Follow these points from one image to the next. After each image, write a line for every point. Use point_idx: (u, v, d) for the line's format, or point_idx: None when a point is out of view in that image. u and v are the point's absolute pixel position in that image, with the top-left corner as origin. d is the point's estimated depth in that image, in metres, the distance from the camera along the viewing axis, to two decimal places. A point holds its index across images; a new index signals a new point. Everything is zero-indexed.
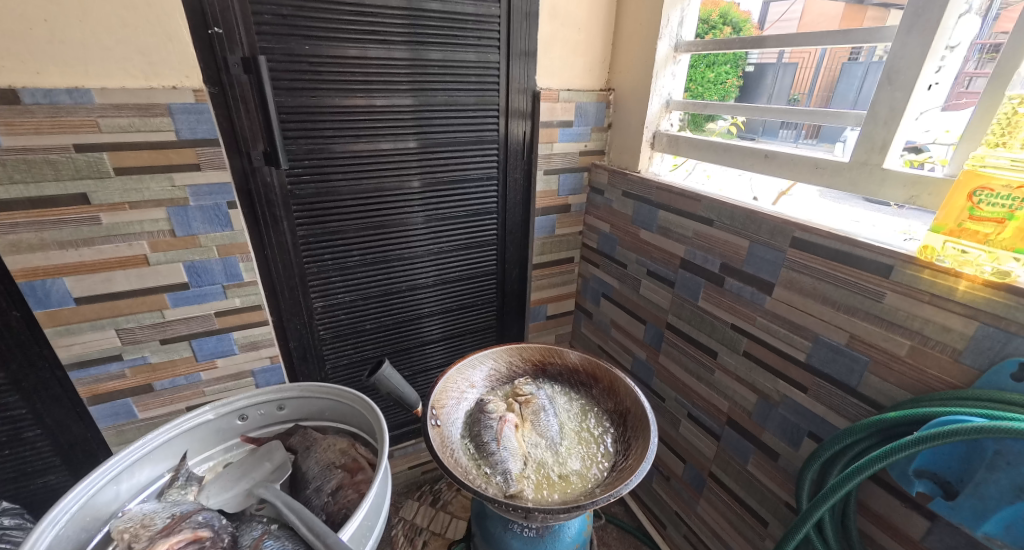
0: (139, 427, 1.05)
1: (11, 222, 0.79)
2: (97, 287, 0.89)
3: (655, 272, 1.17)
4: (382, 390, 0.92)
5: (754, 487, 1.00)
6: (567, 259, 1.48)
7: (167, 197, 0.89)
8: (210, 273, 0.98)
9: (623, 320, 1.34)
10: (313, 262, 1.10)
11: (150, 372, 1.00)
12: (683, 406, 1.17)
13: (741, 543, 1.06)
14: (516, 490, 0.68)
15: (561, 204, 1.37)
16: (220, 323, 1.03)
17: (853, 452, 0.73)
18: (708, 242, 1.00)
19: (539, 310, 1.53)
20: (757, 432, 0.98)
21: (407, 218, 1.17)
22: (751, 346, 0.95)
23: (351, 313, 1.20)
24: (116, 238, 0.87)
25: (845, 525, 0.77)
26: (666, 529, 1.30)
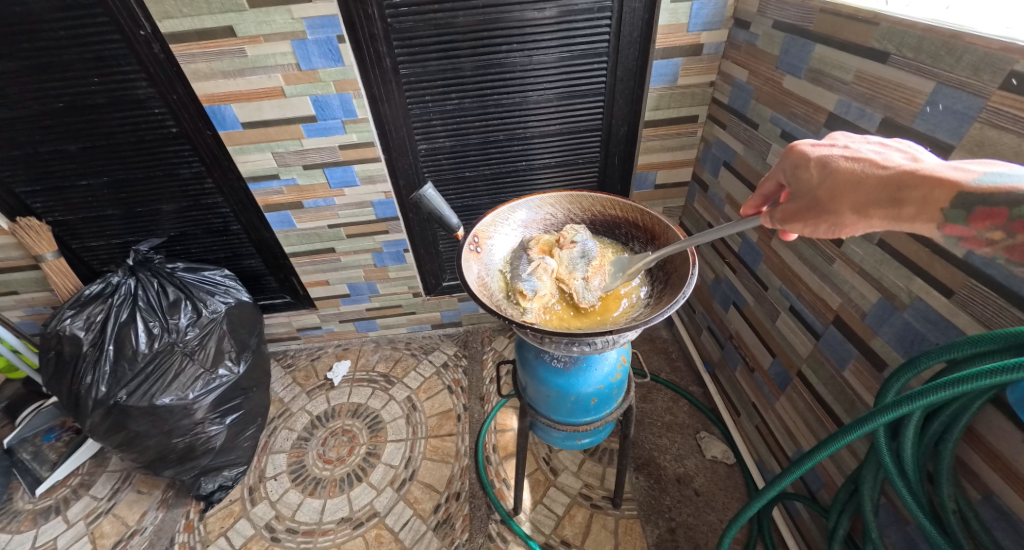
0: (298, 234, 1.42)
1: (190, 53, 1.04)
2: (253, 114, 1.15)
3: (790, 133, 0.94)
4: (423, 210, 0.84)
5: (843, 394, 0.87)
6: (688, 119, 1.25)
7: (290, 30, 1.03)
8: (330, 107, 1.15)
9: (739, 194, 1.15)
10: (415, 104, 1.16)
11: (300, 191, 1.31)
12: (785, 297, 1.02)
13: (813, 444, 0.98)
14: (529, 315, 0.69)
15: (690, 43, 1.11)
16: (343, 155, 1.24)
17: (954, 370, 0.60)
18: (872, 89, 0.74)
19: (646, 177, 1.38)
20: (865, 337, 0.81)
21: (507, 57, 1.11)
22: (889, 234, 0.74)
23: (452, 158, 1.27)
24: (259, 70, 1.08)
25: (938, 449, 0.65)
26: (739, 416, 1.29)
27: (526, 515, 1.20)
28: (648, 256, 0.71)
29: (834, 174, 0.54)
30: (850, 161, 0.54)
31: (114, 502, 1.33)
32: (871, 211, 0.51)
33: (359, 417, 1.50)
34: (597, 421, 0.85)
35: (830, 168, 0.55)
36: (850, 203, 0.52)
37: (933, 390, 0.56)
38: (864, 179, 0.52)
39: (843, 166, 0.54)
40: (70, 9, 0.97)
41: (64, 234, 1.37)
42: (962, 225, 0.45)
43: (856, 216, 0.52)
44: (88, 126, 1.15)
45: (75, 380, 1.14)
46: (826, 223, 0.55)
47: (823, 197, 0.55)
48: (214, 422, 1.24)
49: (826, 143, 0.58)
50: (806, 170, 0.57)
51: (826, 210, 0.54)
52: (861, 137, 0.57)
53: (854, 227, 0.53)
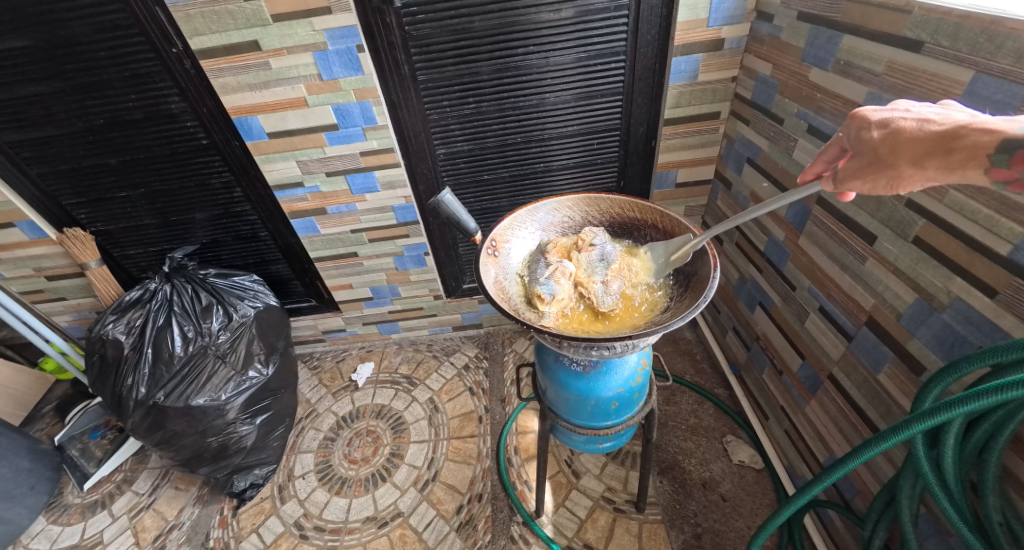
0: (322, 240, 1.45)
1: (219, 68, 1.08)
2: (278, 125, 1.19)
3: (818, 127, 0.91)
4: (442, 215, 0.85)
5: (878, 398, 0.84)
6: (710, 116, 1.23)
7: (312, 42, 1.05)
8: (351, 115, 1.17)
9: (764, 192, 1.12)
10: (434, 109, 1.18)
11: (324, 198, 1.35)
12: (815, 298, 0.98)
13: (846, 449, 0.94)
14: (547, 319, 0.69)
15: (711, 38, 1.08)
16: (364, 161, 1.27)
17: (999, 375, 0.57)
18: (906, 79, 0.71)
19: (666, 176, 1.35)
20: (901, 339, 0.78)
21: (524, 60, 1.11)
22: (926, 231, 0.70)
23: (471, 161, 1.28)
24: (283, 81, 1.11)
25: (983, 458, 0.61)
26: (767, 420, 1.25)
27: (548, 518, 1.20)
28: (694, 236, 0.69)
29: (893, 132, 0.51)
30: (911, 118, 0.51)
31: (154, 497, 1.40)
32: (927, 160, 0.48)
33: (383, 418, 1.52)
34: (618, 425, 0.84)
35: (890, 125, 0.52)
36: (907, 156, 0.49)
37: (975, 396, 0.53)
38: (922, 133, 0.49)
39: (903, 123, 0.51)
40: (108, 30, 1.02)
41: (106, 243, 1.44)
42: (1004, 169, 0.43)
43: (911, 168, 0.49)
44: (126, 140, 1.21)
45: (117, 381, 1.20)
46: (885, 177, 0.52)
47: (882, 152, 0.52)
48: (245, 422, 1.28)
49: (891, 107, 0.55)
50: (865, 130, 0.55)
51: (885, 165, 0.51)
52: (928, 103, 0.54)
53: (911, 181, 0.50)
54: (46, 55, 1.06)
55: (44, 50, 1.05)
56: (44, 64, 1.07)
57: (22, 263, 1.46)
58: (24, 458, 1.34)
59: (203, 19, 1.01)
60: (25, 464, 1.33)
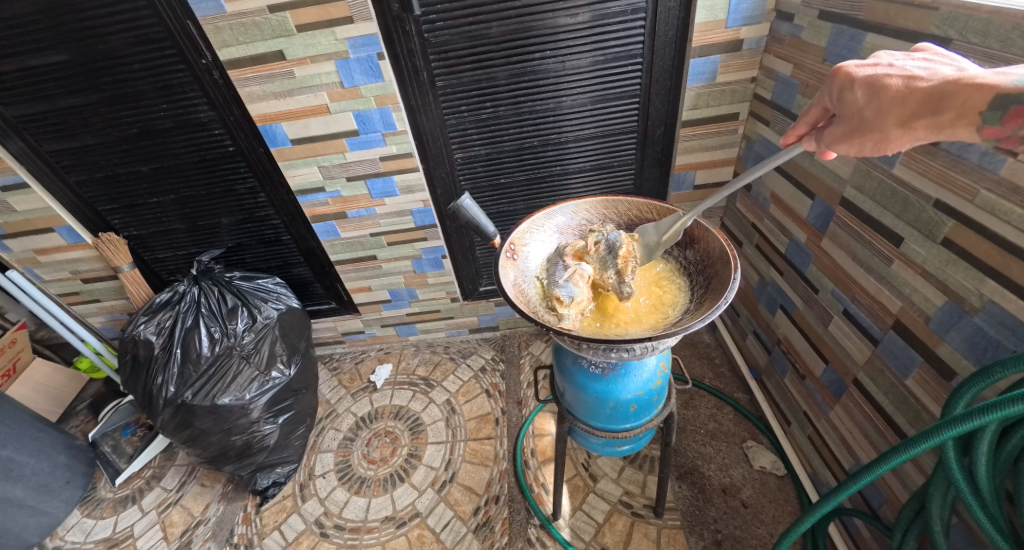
0: (343, 243, 1.49)
1: (245, 78, 1.12)
2: (301, 131, 1.22)
3: None
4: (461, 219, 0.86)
5: (906, 404, 0.82)
6: (729, 117, 1.22)
7: (334, 51, 1.08)
8: (371, 121, 1.20)
9: (785, 193, 1.10)
10: (452, 114, 1.20)
11: (344, 202, 1.38)
12: (838, 300, 0.96)
13: (872, 456, 0.91)
14: (565, 321, 0.69)
15: (729, 39, 1.08)
16: (384, 166, 1.29)
17: None
18: None
19: (684, 178, 1.34)
20: (930, 343, 0.75)
21: (540, 64, 1.11)
22: (955, 232, 0.69)
23: (488, 165, 1.30)
24: (306, 90, 1.15)
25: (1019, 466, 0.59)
26: (790, 426, 1.23)
27: (565, 521, 1.20)
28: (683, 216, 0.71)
29: (878, 91, 0.52)
30: (896, 75, 0.51)
31: (182, 493, 1.44)
32: (915, 120, 0.49)
33: (401, 419, 1.54)
34: (637, 428, 0.84)
35: (875, 84, 0.52)
36: (894, 117, 0.50)
37: (1010, 402, 0.52)
38: (910, 92, 0.49)
39: (888, 81, 0.51)
40: (142, 43, 1.07)
41: (138, 247, 1.50)
42: (997, 126, 0.44)
43: (900, 130, 0.50)
44: (157, 148, 1.26)
45: (148, 381, 1.25)
46: (873, 140, 0.53)
47: (868, 115, 0.53)
48: (268, 422, 1.31)
49: (872, 61, 0.54)
50: (848, 91, 0.54)
51: (873, 127, 0.52)
52: (907, 52, 0.54)
53: (901, 141, 0.51)
54: (85, 69, 1.11)
55: (82, 64, 1.10)
56: (82, 77, 1.12)
57: (59, 267, 1.53)
58: (61, 453, 1.40)
59: (231, 31, 1.05)
60: (62, 460, 1.39)
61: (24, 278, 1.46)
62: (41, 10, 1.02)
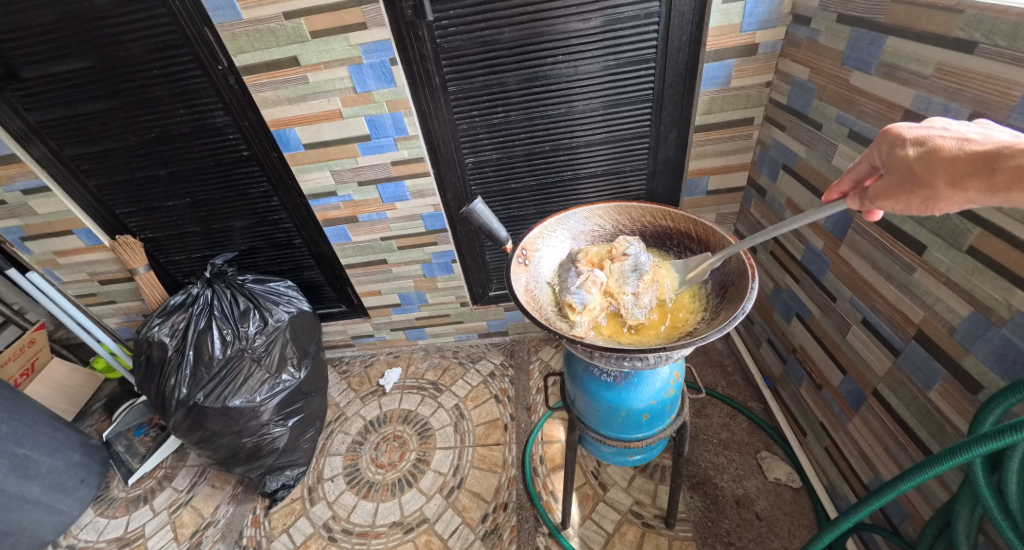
0: (353, 247, 1.49)
1: (260, 83, 1.13)
2: (314, 136, 1.23)
3: (860, 132, 0.88)
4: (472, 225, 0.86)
5: (929, 417, 0.79)
6: (743, 122, 1.20)
7: (347, 56, 1.09)
8: (384, 126, 1.21)
9: (802, 199, 1.08)
10: (463, 119, 1.20)
11: (356, 206, 1.39)
12: (857, 309, 0.94)
13: (893, 470, 0.89)
14: (577, 328, 0.69)
15: (743, 43, 1.06)
16: (395, 170, 1.30)
17: None
18: (958, 82, 0.67)
19: (697, 183, 1.33)
20: (954, 355, 0.73)
21: (552, 69, 1.11)
22: (982, 240, 0.66)
23: (498, 170, 1.30)
24: (319, 95, 1.16)
25: None
26: (805, 437, 1.20)
27: (575, 530, 1.18)
28: (712, 256, 0.70)
29: (930, 149, 0.49)
30: (949, 137, 0.49)
31: (192, 494, 1.45)
32: (966, 180, 0.46)
33: (410, 424, 1.54)
34: (649, 438, 0.83)
35: (927, 143, 0.50)
36: (944, 174, 0.47)
37: None
38: (961, 154, 0.47)
39: (941, 141, 0.49)
40: (161, 50, 1.09)
41: (154, 249, 1.53)
42: None
43: (949, 187, 0.47)
44: (174, 152, 1.28)
45: (161, 382, 1.26)
46: (919, 196, 0.49)
47: (917, 171, 0.50)
48: (278, 424, 1.32)
49: (925, 125, 0.53)
50: (898, 148, 0.52)
51: (920, 183, 0.49)
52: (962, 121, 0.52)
53: (949, 201, 0.47)
54: (105, 75, 1.13)
55: (104, 70, 1.12)
56: (103, 83, 1.15)
57: (77, 268, 1.56)
58: (76, 452, 1.42)
59: (247, 37, 1.06)
60: (77, 458, 1.41)
61: (43, 280, 1.49)
62: (65, 18, 1.04)
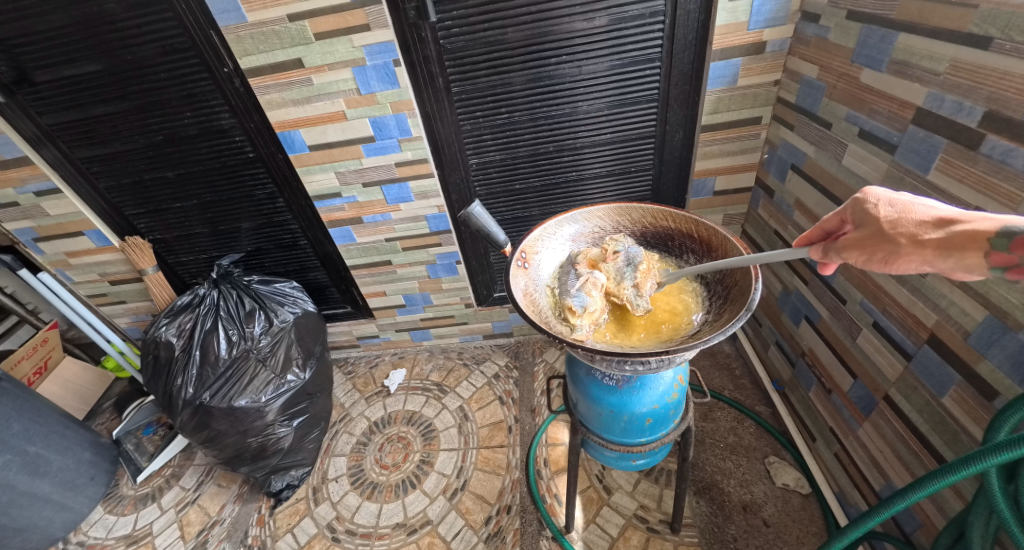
0: (358, 248, 1.50)
1: (265, 85, 1.14)
2: (318, 138, 1.23)
3: (871, 131, 0.86)
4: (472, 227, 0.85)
5: (943, 424, 0.77)
6: (751, 121, 1.18)
7: (351, 58, 1.09)
8: (387, 127, 1.21)
9: (811, 200, 1.06)
10: (467, 120, 1.19)
11: (360, 207, 1.39)
12: (868, 312, 0.92)
13: (906, 478, 0.86)
14: (579, 332, 0.68)
15: (751, 42, 1.05)
16: (399, 172, 1.30)
17: None
18: (972, 79, 0.65)
19: (704, 184, 1.31)
20: (969, 360, 0.71)
21: (556, 69, 1.10)
22: None
23: (503, 171, 1.29)
24: (324, 97, 1.16)
25: None
26: (814, 442, 1.17)
27: (578, 534, 1.17)
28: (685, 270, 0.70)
29: (900, 210, 0.48)
30: (916, 202, 0.47)
31: (199, 492, 1.46)
32: (927, 239, 0.44)
33: (414, 425, 1.54)
34: (653, 443, 0.81)
35: (896, 205, 0.48)
36: (909, 232, 0.46)
37: None
38: (926, 217, 0.45)
39: (910, 204, 0.47)
40: (168, 53, 1.10)
41: (162, 250, 1.55)
42: (1004, 253, 0.39)
43: (911, 243, 0.45)
44: (182, 154, 1.29)
45: (168, 381, 1.27)
46: (882, 251, 0.47)
47: (883, 226, 0.48)
48: (283, 424, 1.32)
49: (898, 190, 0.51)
50: (868, 205, 0.51)
51: (884, 238, 0.47)
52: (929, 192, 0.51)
53: (908, 258, 0.45)
54: (115, 78, 1.15)
55: (113, 74, 1.14)
56: (112, 86, 1.16)
57: (89, 269, 1.59)
58: (86, 450, 1.44)
59: (252, 40, 1.07)
60: (87, 456, 1.43)
61: (55, 280, 1.51)
62: (76, 22, 1.06)
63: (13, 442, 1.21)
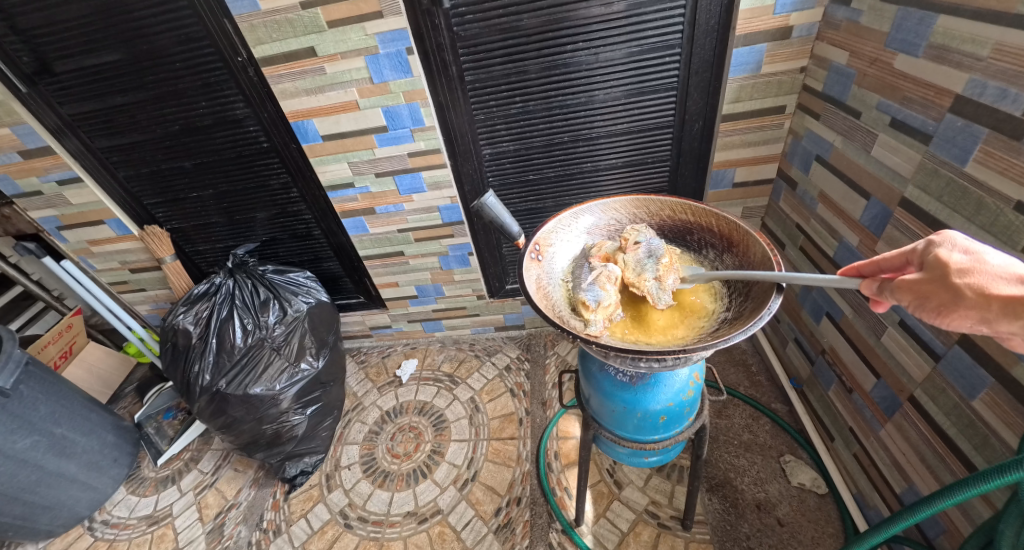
0: (371, 239, 1.50)
1: (277, 75, 1.13)
2: (332, 128, 1.23)
3: (905, 121, 0.81)
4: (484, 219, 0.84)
5: (972, 428, 0.74)
6: (774, 110, 1.14)
7: (364, 46, 1.08)
8: (400, 117, 1.19)
9: (837, 193, 1.02)
10: (480, 110, 1.17)
11: (373, 198, 1.39)
12: (894, 311, 0.88)
13: (930, 483, 0.83)
14: (592, 326, 0.66)
15: (776, 27, 1.00)
16: (412, 162, 1.29)
17: None
18: (1018, 64, 0.61)
19: (723, 175, 1.27)
20: (1004, 363, 0.67)
21: (572, 57, 1.07)
22: None
23: (516, 161, 1.27)
24: (337, 86, 1.15)
25: None
26: (833, 442, 1.15)
27: (588, 527, 1.17)
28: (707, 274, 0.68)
29: (973, 262, 0.43)
30: (996, 256, 0.42)
31: (217, 476, 1.50)
32: (994, 295, 0.40)
33: (425, 415, 1.55)
34: (666, 440, 0.80)
35: (974, 256, 0.43)
36: (977, 284, 0.41)
37: None
38: (1000, 274, 0.41)
39: (989, 258, 0.42)
40: (184, 42, 1.10)
41: (180, 239, 1.57)
42: None
43: (975, 295, 0.41)
44: (198, 144, 1.30)
45: (186, 368, 1.30)
46: (939, 300, 0.43)
47: (950, 273, 0.43)
48: (297, 412, 1.34)
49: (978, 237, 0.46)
50: (941, 249, 0.45)
51: (946, 284, 0.43)
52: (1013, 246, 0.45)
53: (967, 313, 0.42)
54: (133, 68, 1.16)
55: (131, 64, 1.15)
56: (130, 76, 1.17)
57: (110, 257, 1.62)
58: (110, 433, 1.48)
59: (265, 28, 1.06)
60: (111, 439, 1.48)
61: (77, 268, 1.54)
62: (94, 12, 1.06)
63: (40, 424, 1.25)
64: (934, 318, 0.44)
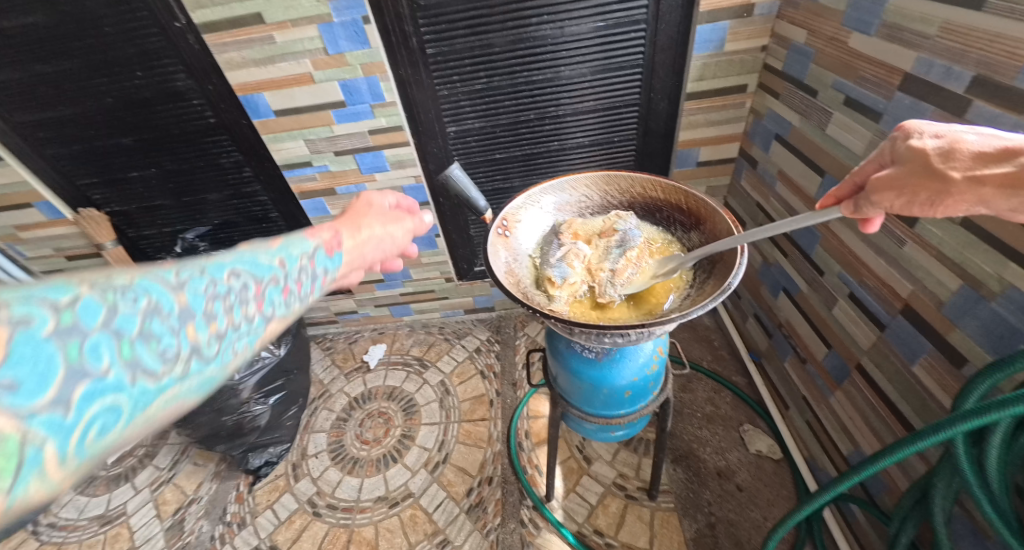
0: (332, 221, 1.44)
1: (222, 43, 1.05)
2: (285, 102, 1.16)
3: (858, 99, 0.84)
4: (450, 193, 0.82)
5: (912, 392, 0.79)
6: (736, 89, 1.15)
7: (317, 13, 1.01)
8: (359, 92, 1.14)
9: (795, 171, 1.05)
10: (443, 85, 1.13)
11: (333, 178, 1.33)
12: (845, 284, 0.92)
13: (875, 445, 0.89)
14: (555, 302, 0.66)
15: (739, 4, 1.01)
16: (374, 140, 1.23)
17: None
18: (962, 43, 0.64)
19: (688, 155, 1.28)
20: (942, 330, 0.72)
21: (537, 30, 1.04)
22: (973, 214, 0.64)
23: (482, 140, 1.24)
24: (289, 57, 1.08)
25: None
26: (788, 410, 1.21)
27: (559, 503, 1.19)
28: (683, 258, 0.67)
29: (950, 144, 0.46)
30: (969, 133, 0.46)
31: (174, 472, 1.43)
32: (986, 177, 0.43)
33: (395, 400, 1.52)
34: (632, 414, 0.81)
35: (949, 140, 0.46)
36: (962, 166, 0.44)
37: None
38: (981, 149, 0.44)
39: (963, 137, 0.46)
40: (114, 4, 1.00)
41: (122, 223, 1.46)
42: None
43: (965, 179, 0.44)
44: (137, 119, 1.20)
45: None
46: (929, 190, 0.46)
47: (932, 159, 0.46)
48: (259, 402, 1.29)
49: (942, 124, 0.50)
50: (915, 140, 0.49)
51: (932, 172, 0.45)
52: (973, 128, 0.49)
53: (961, 197, 0.44)
54: (55, 33, 1.04)
55: (53, 28, 1.03)
56: (53, 42, 1.06)
57: (42, 244, 1.49)
58: None
59: None
60: None
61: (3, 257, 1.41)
62: None
63: None
64: (927, 211, 0.47)
